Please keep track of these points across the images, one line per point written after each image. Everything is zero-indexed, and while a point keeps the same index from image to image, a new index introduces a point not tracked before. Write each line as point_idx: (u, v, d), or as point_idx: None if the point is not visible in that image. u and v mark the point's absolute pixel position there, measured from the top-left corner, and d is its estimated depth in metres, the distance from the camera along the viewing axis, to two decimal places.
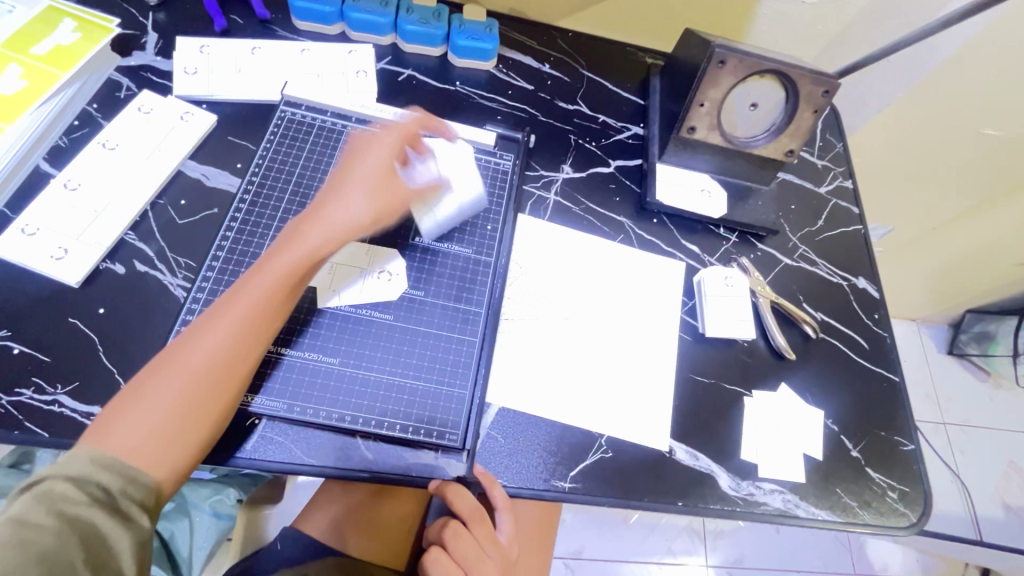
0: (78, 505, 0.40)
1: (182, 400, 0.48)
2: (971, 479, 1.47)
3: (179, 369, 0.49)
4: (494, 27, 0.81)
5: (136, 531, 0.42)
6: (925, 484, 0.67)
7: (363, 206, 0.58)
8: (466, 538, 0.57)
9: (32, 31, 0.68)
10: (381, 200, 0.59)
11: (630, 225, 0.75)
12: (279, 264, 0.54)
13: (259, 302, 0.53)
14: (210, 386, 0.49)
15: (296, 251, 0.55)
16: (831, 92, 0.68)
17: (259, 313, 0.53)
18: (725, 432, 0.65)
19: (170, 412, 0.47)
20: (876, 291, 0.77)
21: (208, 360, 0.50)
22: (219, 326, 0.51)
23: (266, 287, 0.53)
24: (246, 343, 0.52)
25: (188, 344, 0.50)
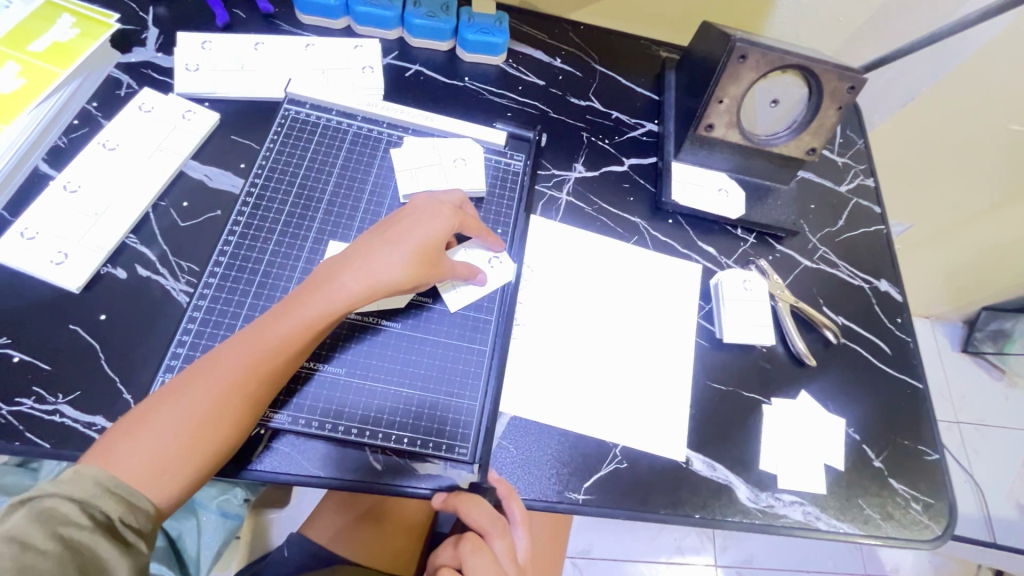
0: (80, 531, 0.39)
1: (195, 428, 0.46)
2: (986, 479, 1.45)
3: (196, 395, 0.47)
4: (504, 21, 0.78)
5: (136, 559, 0.41)
6: (950, 496, 0.65)
7: (407, 255, 0.55)
8: (484, 553, 0.53)
9: (30, 26, 0.67)
10: (424, 261, 0.56)
11: (645, 226, 0.73)
12: (311, 303, 0.52)
13: (287, 341, 0.51)
14: (222, 417, 0.47)
15: (330, 295, 0.52)
16: (856, 88, 0.65)
17: (284, 350, 0.50)
18: (743, 441, 0.63)
19: (180, 439, 0.46)
20: (898, 294, 0.75)
21: (228, 392, 0.48)
22: (243, 358, 0.49)
23: (296, 326, 0.51)
24: (267, 377, 0.50)
25: (208, 371, 0.48)
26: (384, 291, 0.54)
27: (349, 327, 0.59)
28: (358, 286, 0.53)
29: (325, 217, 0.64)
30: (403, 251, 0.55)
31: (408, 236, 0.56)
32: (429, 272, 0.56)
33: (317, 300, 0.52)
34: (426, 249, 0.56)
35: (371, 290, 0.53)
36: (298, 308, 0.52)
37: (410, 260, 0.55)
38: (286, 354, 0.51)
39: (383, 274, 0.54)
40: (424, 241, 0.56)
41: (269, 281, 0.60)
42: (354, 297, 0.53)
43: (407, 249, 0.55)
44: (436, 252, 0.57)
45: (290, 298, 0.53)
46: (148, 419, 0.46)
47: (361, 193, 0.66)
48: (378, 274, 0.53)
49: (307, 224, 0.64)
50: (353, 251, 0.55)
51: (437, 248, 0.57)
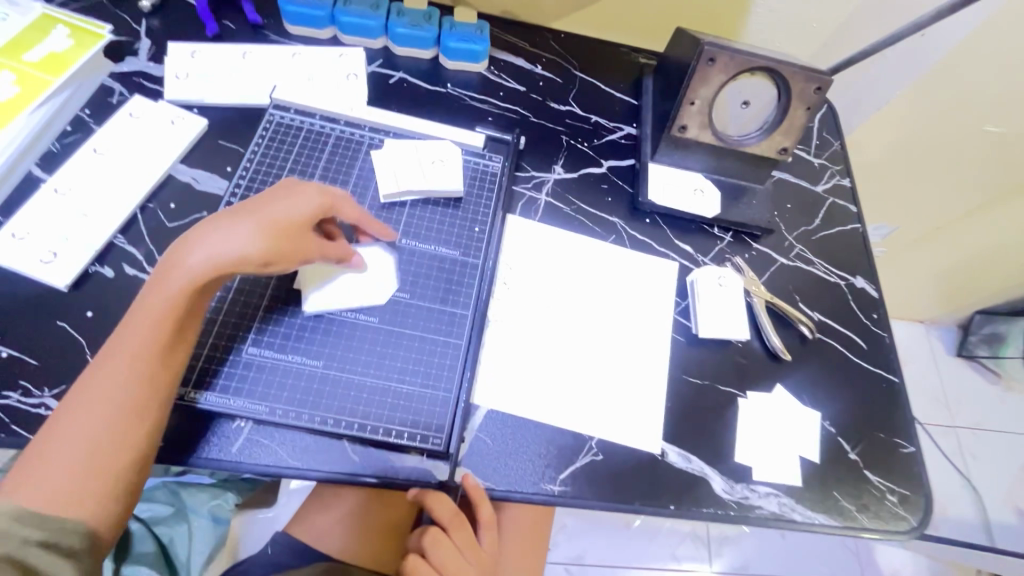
0: (13, 550, 0.41)
1: (93, 445, 0.47)
2: (983, 484, 1.44)
3: (83, 417, 0.47)
4: (485, 29, 0.81)
5: (80, 566, 0.43)
6: (926, 488, 0.65)
7: (254, 228, 0.54)
8: (446, 545, 0.57)
9: (27, 38, 0.69)
10: (271, 233, 0.55)
11: (623, 225, 0.75)
12: (167, 292, 0.51)
13: (149, 335, 0.50)
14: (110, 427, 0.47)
15: (179, 278, 0.51)
16: (823, 88, 0.67)
17: (156, 346, 0.50)
18: (718, 433, 0.64)
19: (81, 461, 0.46)
20: (874, 290, 0.76)
21: (116, 400, 0.48)
22: (117, 367, 0.49)
23: (158, 320, 0.51)
24: (150, 376, 0.50)
25: (90, 390, 0.48)
26: (234, 266, 0.53)
27: (333, 322, 0.61)
28: (205, 264, 0.52)
29: None
30: (249, 226, 0.54)
31: (258, 213, 0.56)
32: (282, 244, 0.55)
33: (170, 287, 0.51)
34: (280, 222, 0.56)
35: (221, 267, 0.52)
36: (157, 301, 0.51)
37: (257, 233, 0.54)
38: (159, 349, 0.50)
39: (227, 248, 0.53)
40: (274, 216, 0.56)
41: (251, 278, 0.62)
42: (201, 274, 0.52)
43: (258, 223, 0.55)
44: (286, 225, 0.56)
45: (146, 295, 0.52)
46: (41, 452, 0.46)
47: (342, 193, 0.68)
48: (225, 250, 0.53)
49: None
50: (196, 231, 0.54)
51: (291, 221, 0.56)
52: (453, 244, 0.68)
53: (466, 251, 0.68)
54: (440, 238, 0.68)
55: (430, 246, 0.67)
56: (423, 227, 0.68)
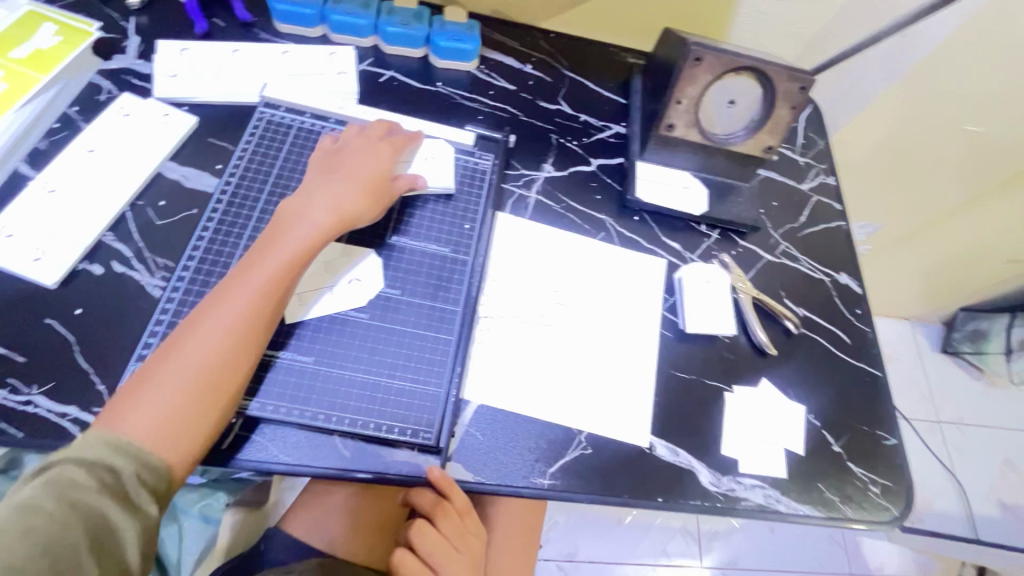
0: (87, 494, 0.41)
1: (199, 380, 0.49)
2: (966, 477, 1.47)
3: (194, 350, 0.50)
4: (475, 28, 0.81)
5: (143, 522, 0.43)
6: (908, 478, 0.67)
7: (357, 186, 0.62)
8: (431, 536, 0.57)
9: (12, 35, 0.70)
10: (370, 193, 0.63)
11: (611, 223, 0.76)
12: (285, 246, 0.57)
13: (267, 283, 0.54)
14: (223, 366, 0.50)
15: (296, 230, 0.58)
16: (807, 88, 0.68)
17: (272, 291, 0.54)
18: (706, 427, 0.65)
19: (186, 394, 0.48)
20: (858, 287, 0.78)
21: (230, 340, 0.51)
22: (235, 305, 0.52)
23: (272, 268, 0.55)
24: (262, 321, 0.53)
25: (203, 324, 0.51)
26: (346, 219, 0.61)
27: (324, 320, 0.61)
28: (324, 217, 0.59)
29: None
30: (355, 183, 0.62)
31: (353, 172, 0.63)
32: (379, 202, 0.64)
33: (289, 242, 0.57)
34: (372, 179, 0.64)
35: (337, 218, 0.60)
36: (273, 250, 0.56)
37: (360, 193, 0.62)
38: (274, 296, 0.54)
39: (340, 206, 0.61)
40: (369, 172, 0.64)
41: None
42: (321, 233, 0.59)
43: (357, 184, 0.63)
44: (380, 183, 0.64)
45: (261, 244, 0.57)
46: (149, 382, 0.48)
47: None
48: (336, 205, 0.61)
49: None
50: (303, 192, 0.61)
51: (382, 179, 0.65)
52: (443, 241, 0.68)
53: (456, 248, 0.68)
54: (429, 235, 0.68)
55: (420, 243, 0.68)
56: (413, 224, 0.69)
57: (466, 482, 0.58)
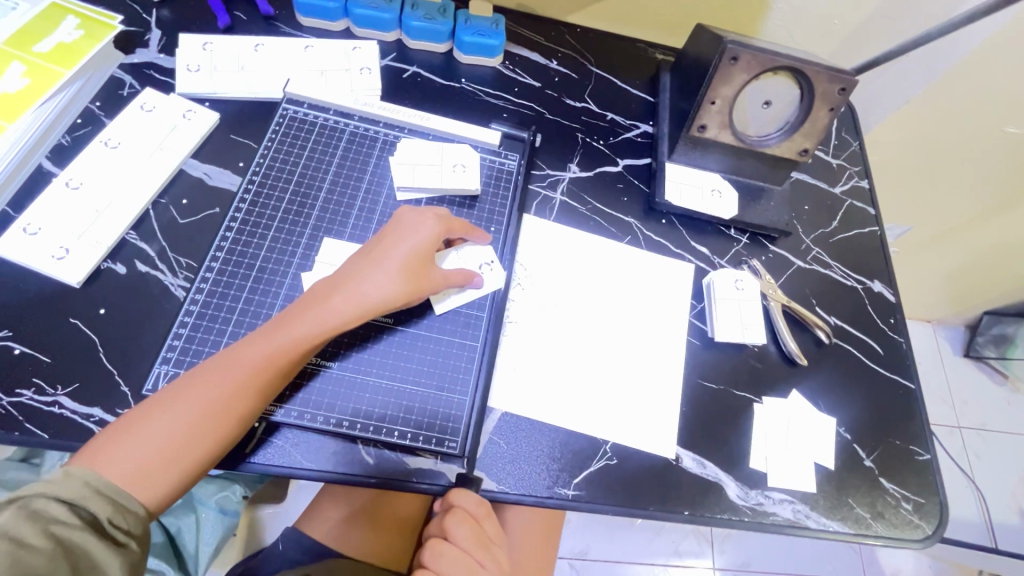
0: (70, 530, 0.41)
1: (184, 438, 0.48)
2: (986, 484, 1.44)
3: (181, 408, 0.49)
4: (501, 23, 0.79)
5: (127, 557, 0.43)
6: (941, 495, 0.65)
7: (393, 272, 0.56)
8: (449, 550, 0.55)
9: (36, 28, 0.68)
10: (408, 283, 0.57)
11: (638, 226, 0.74)
12: (303, 324, 0.53)
13: (273, 359, 0.52)
14: (207, 429, 0.49)
15: (317, 317, 0.54)
16: (848, 89, 0.66)
17: (274, 366, 0.52)
18: (734, 438, 0.64)
19: (164, 448, 0.47)
20: (892, 295, 0.75)
21: (221, 406, 0.49)
22: (232, 373, 0.50)
23: (281, 346, 0.52)
24: (258, 391, 0.51)
25: (202, 385, 0.50)
26: (373, 310, 0.55)
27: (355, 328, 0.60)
28: (350, 307, 0.54)
29: (321, 215, 0.66)
30: (390, 270, 0.56)
31: (389, 256, 0.57)
32: (417, 288, 0.58)
33: (308, 320, 0.53)
34: (412, 265, 0.57)
35: (362, 311, 0.55)
36: (289, 327, 0.53)
37: (397, 281, 0.56)
38: (275, 370, 0.52)
39: (371, 295, 0.55)
40: (411, 256, 0.57)
41: (264, 276, 0.62)
42: (344, 318, 0.54)
43: (395, 268, 0.57)
44: (422, 267, 0.58)
45: (282, 316, 0.54)
46: (134, 428, 0.47)
47: (356, 192, 0.67)
48: (366, 296, 0.55)
49: (303, 222, 0.65)
50: (339, 276, 0.56)
51: (424, 264, 0.58)
52: None
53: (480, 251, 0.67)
54: None
55: None
56: None
57: (490, 491, 0.57)
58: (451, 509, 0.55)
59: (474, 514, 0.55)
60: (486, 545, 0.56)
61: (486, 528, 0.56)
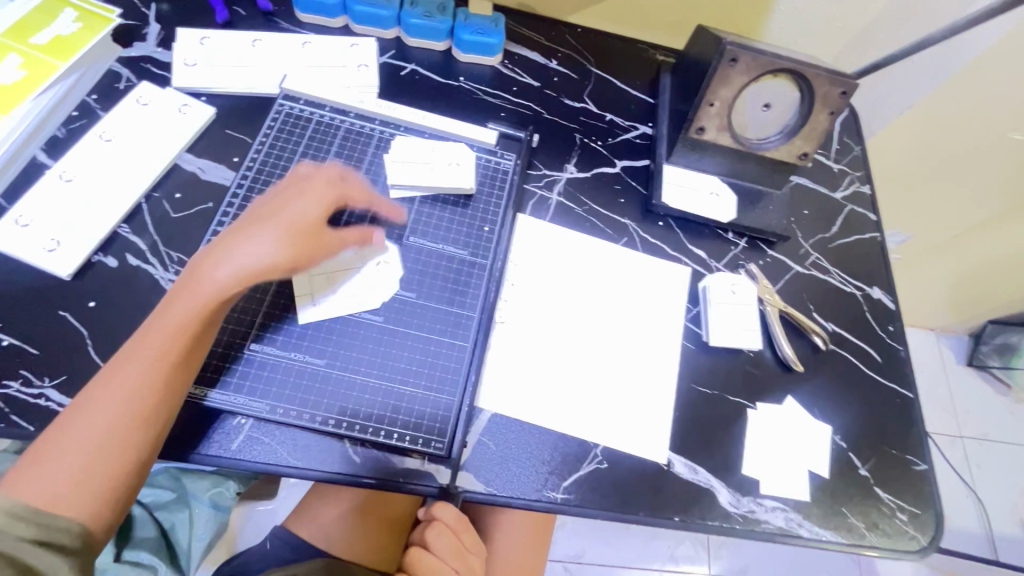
0: (7, 544, 0.40)
1: (95, 449, 0.46)
2: (988, 495, 1.42)
3: (83, 423, 0.46)
4: (500, 22, 0.79)
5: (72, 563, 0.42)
6: (937, 506, 0.64)
7: (279, 236, 0.55)
8: (428, 557, 0.56)
9: (34, 20, 0.68)
10: (294, 244, 0.55)
11: (635, 227, 0.73)
12: (187, 303, 0.51)
13: (163, 346, 0.50)
14: (116, 434, 0.47)
15: (199, 287, 0.51)
16: (848, 92, 0.65)
17: (172, 356, 0.50)
18: (726, 444, 0.63)
19: (78, 468, 0.45)
20: (891, 302, 0.74)
21: (122, 406, 0.47)
22: (127, 373, 0.48)
23: (167, 331, 0.50)
24: (162, 386, 0.49)
25: (99, 393, 0.48)
26: (258, 275, 0.53)
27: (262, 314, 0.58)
28: (233, 274, 0.52)
29: None
30: (277, 234, 0.55)
31: (277, 221, 0.56)
32: (308, 249, 0.56)
33: (188, 298, 0.51)
34: (299, 228, 0.56)
35: (246, 276, 0.53)
36: (170, 311, 0.51)
37: (280, 243, 0.55)
38: (167, 358, 0.50)
39: (255, 259, 0.53)
40: (294, 218, 0.56)
41: None
42: (229, 288, 0.52)
43: (278, 230, 0.55)
44: (309, 228, 0.57)
45: (166, 303, 0.52)
46: (38, 455, 0.45)
47: None
48: (249, 259, 0.53)
49: None
50: (219, 241, 0.54)
51: (312, 224, 0.57)
52: (462, 243, 0.67)
53: (475, 250, 0.66)
54: (447, 237, 0.67)
55: (438, 244, 0.66)
56: (430, 224, 0.67)
57: (477, 493, 0.56)
58: (432, 521, 0.56)
59: (454, 527, 0.56)
60: (464, 554, 0.57)
61: (464, 538, 0.57)
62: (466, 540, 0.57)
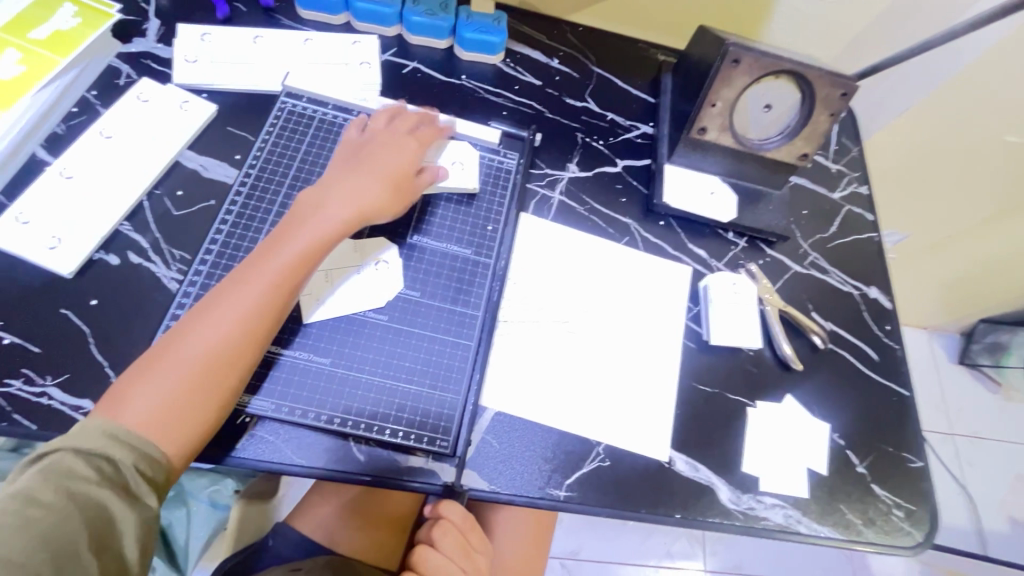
0: (87, 485, 0.41)
1: (210, 365, 0.49)
2: (978, 492, 1.44)
3: (198, 341, 0.49)
4: (502, 20, 0.79)
5: (141, 512, 0.43)
6: (932, 502, 0.65)
7: (376, 182, 0.61)
8: (435, 556, 0.56)
9: (32, 14, 0.67)
10: (390, 194, 0.62)
11: (636, 227, 0.74)
12: (303, 239, 0.56)
13: (281, 274, 0.54)
14: (232, 353, 0.50)
15: (313, 225, 0.57)
16: (848, 95, 0.66)
17: (285, 284, 0.53)
18: (727, 441, 0.64)
19: (192, 382, 0.48)
20: (888, 302, 0.75)
21: (241, 324, 0.51)
22: (247, 293, 0.52)
23: (285, 260, 0.54)
24: (271, 312, 0.52)
25: (219, 308, 0.51)
26: (363, 220, 0.60)
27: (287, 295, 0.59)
28: (344, 218, 0.58)
29: None
30: (374, 180, 0.61)
31: (373, 170, 0.62)
32: (400, 198, 0.63)
33: (304, 235, 0.56)
34: (393, 179, 0.62)
35: (354, 220, 0.59)
36: (286, 245, 0.55)
37: (380, 191, 0.61)
38: (284, 287, 0.53)
39: (361, 204, 0.59)
40: (392, 169, 0.63)
41: None
42: (338, 230, 0.58)
43: (377, 179, 0.61)
44: (403, 179, 0.63)
45: (278, 236, 0.56)
46: (157, 363, 0.48)
47: None
48: (356, 204, 0.59)
49: None
50: (326, 188, 0.60)
51: (403, 175, 0.63)
52: (465, 242, 0.67)
53: (478, 249, 0.67)
54: (451, 236, 0.67)
55: (441, 243, 0.66)
56: (433, 222, 0.67)
57: (481, 491, 0.57)
58: (439, 520, 0.57)
59: (461, 525, 0.57)
60: (469, 553, 0.58)
61: (469, 537, 0.58)
62: (471, 539, 0.58)
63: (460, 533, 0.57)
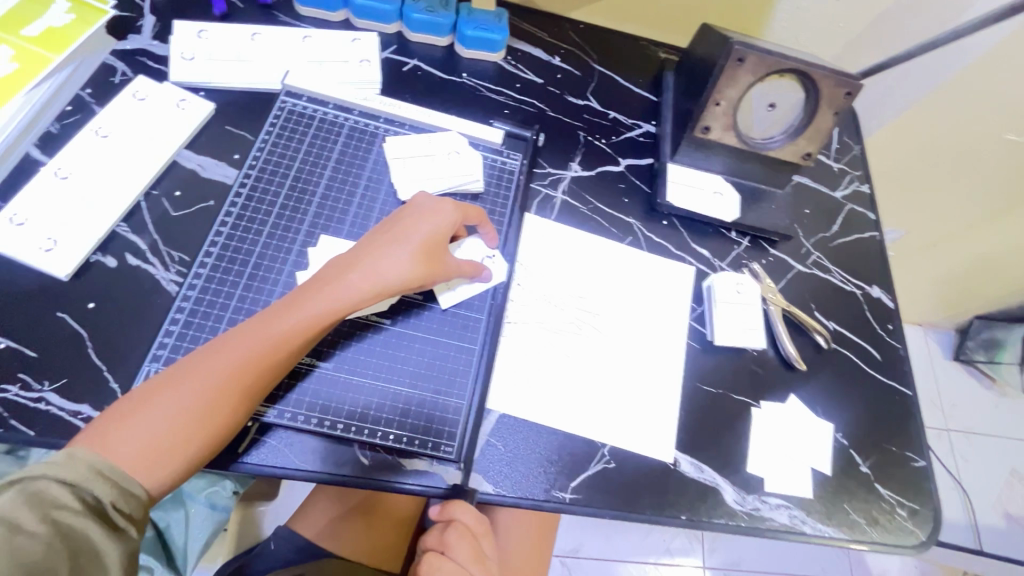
0: (71, 516, 0.39)
1: (198, 413, 0.46)
2: (973, 486, 1.45)
3: (194, 387, 0.47)
4: (503, 17, 0.78)
5: (125, 544, 0.41)
6: (935, 501, 0.65)
7: (412, 256, 0.56)
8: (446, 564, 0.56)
9: (25, 11, 0.66)
10: (422, 267, 0.56)
11: (639, 226, 0.73)
12: (319, 301, 0.52)
13: (290, 335, 0.51)
14: (222, 400, 0.47)
15: (333, 291, 0.53)
16: (853, 94, 0.65)
17: (289, 341, 0.51)
18: (731, 442, 0.63)
19: (177, 429, 0.45)
20: (890, 300, 0.75)
21: (235, 382, 0.48)
22: (248, 348, 0.49)
23: (298, 323, 0.51)
24: (266, 369, 0.50)
25: (216, 358, 0.48)
26: (389, 289, 0.55)
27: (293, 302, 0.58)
28: (367, 285, 0.54)
29: (318, 210, 0.64)
30: (408, 249, 0.56)
31: (409, 237, 0.57)
32: (433, 271, 0.57)
33: (320, 297, 0.53)
34: (428, 252, 0.57)
35: (377, 288, 0.54)
36: (300, 306, 0.52)
37: (413, 263, 0.56)
38: (288, 348, 0.51)
39: (389, 274, 0.55)
40: (428, 239, 0.57)
41: (259, 273, 0.60)
42: (360, 296, 0.54)
43: (411, 248, 0.56)
44: (438, 253, 0.58)
45: (296, 293, 0.53)
46: (146, 403, 0.46)
47: (355, 189, 0.66)
48: (384, 273, 0.55)
49: (300, 218, 0.63)
50: (358, 248, 0.56)
51: (439, 251, 0.58)
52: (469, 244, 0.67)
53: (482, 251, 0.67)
54: None
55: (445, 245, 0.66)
56: None
57: (487, 494, 0.56)
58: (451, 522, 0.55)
59: (473, 528, 0.56)
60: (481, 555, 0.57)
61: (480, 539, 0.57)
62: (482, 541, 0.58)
63: (472, 536, 0.56)
